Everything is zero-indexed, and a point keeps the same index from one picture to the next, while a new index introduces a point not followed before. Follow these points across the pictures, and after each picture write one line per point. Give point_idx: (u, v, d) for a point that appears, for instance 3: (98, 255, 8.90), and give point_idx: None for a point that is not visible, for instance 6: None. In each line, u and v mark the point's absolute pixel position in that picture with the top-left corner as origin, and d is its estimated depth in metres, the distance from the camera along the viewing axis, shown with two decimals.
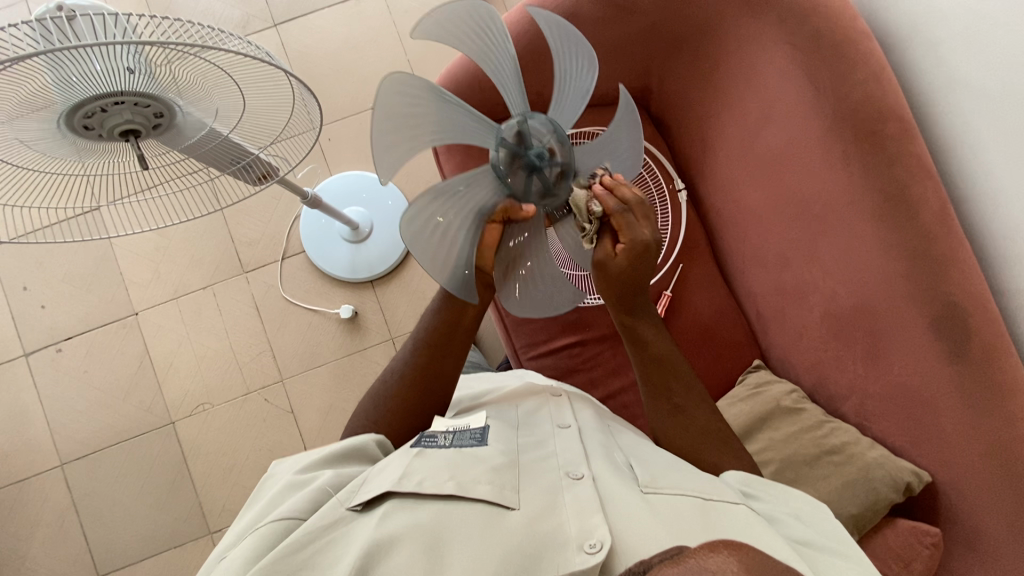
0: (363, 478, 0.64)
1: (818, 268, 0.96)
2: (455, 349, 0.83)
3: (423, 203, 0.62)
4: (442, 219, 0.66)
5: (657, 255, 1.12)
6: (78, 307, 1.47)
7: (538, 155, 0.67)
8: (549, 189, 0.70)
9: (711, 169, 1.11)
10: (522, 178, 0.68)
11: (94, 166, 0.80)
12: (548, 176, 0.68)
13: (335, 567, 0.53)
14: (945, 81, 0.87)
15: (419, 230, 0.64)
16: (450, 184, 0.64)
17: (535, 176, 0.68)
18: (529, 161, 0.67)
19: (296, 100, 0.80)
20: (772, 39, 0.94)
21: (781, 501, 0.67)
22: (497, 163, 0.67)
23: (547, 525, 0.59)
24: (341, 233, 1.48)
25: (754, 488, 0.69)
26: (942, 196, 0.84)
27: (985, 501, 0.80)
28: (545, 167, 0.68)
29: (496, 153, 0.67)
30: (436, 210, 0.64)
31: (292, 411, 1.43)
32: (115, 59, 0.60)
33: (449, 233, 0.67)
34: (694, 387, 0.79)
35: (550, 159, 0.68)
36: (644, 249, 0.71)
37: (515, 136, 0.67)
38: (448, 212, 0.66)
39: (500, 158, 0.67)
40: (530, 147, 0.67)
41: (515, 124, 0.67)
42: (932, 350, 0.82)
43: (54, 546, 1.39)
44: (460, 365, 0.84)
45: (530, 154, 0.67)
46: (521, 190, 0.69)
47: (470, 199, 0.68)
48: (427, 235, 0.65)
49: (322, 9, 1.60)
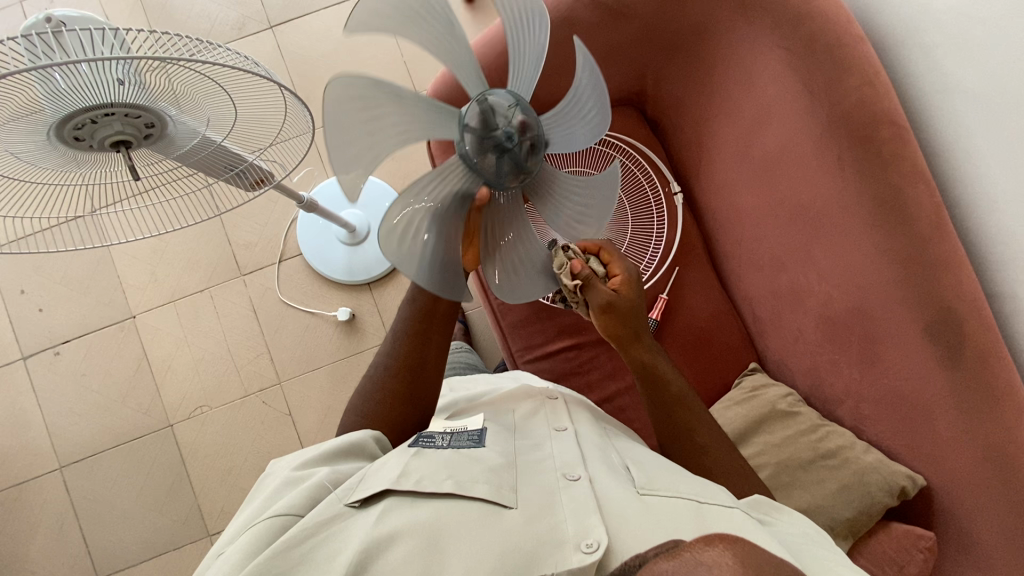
0: (362, 475, 0.64)
1: (813, 272, 0.96)
2: (433, 354, 0.82)
3: (358, 80, 0.54)
4: (376, 114, 0.57)
5: (653, 258, 1.12)
6: (76, 310, 1.48)
7: (507, 139, 0.65)
8: (499, 178, 0.68)
9: (707, 172, 1.11)
10: (477, 146, 0.65)
11: (83, 174, 0.80)
12: (505, 166, 0.67)
13: (332, 562, 0.52)
14: (940, 84, 0.86)
15: (345, 106, 0.54)
16: (395, 88, 0.58)
17: (497, 156, 0.66)
18: (496, 141, 0.65)
19: (287, 105, 0.80)
20: (767, 42, 0.94)
21: (787, 522, 0.68)
22: (468, 115, 0.64)
23: (543, 527, 0.58)
24: (338, 235, 1.48)
25: (763, 512, 0.69)
26: (937, 201, 0.83)
27: (979, 504, 0.80)
28: (514, 156, 0.67)
29: (473, 110, 0.64)
30: (370, 103, 0.56)
31: (290, 413, 1.44)
32: (105, 72, 0.60)
33: (375, 136, 0.58)
34: (712, 425, 0.81)
35: (520, 152, 0.66)
36: (630, 280, 0.84)
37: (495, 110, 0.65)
38: (382, 114, 0.57)
39: (475, 115, 0.64)
40: (503, 128, 0.65)
41: (511, 103, 0.66)
42: (928, 355, 0.82)
43: (53, 548, 1.39)
44: (439, 370, 0.83)
45: (500, 134, 0.65)
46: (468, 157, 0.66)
47: (410, 112, 0.61)
48: (351, 115, 0.54)
49: (317, 11, 1.60)
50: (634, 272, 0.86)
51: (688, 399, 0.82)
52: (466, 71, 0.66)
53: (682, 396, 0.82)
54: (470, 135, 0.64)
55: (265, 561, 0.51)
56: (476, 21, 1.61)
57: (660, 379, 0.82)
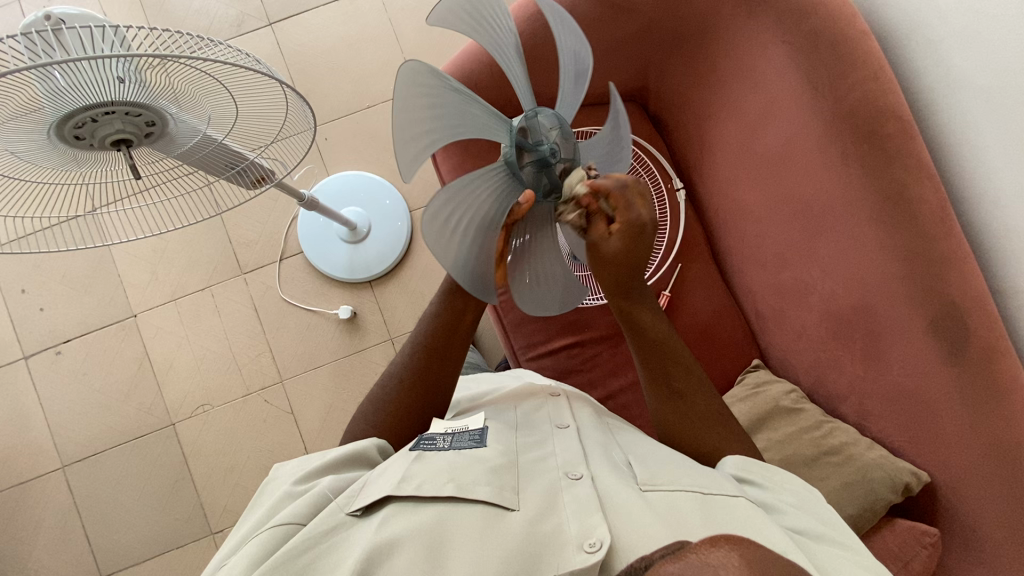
0: (364, 482, 0.64)
1: (817, 269, 0.95)
2: (445, 363, 0.81)
3: (424, 71, 0.56)
4: (433, 104, 0.58)
5: (657, 253, 1.12)
6: (77, 309, 1.47)
7: (550, 152, 0.67)
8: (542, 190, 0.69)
9: (710, 169, 1.11)
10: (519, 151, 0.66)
11: (84, 174, 0.79)
12: (552, 177, 0.69)
13: (337, 571, 0.53)
14: (944, 81, 0.86)
15: (408, 92, 0.56)
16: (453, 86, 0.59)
17: (540, 169, 0.67)
18: (541, 156, 0.67)
19: (289, 104, 0.79)
20: (770, 38, 0.93)
21: (781, 488, 0.66)
22: (514, 123, 0.67)
23: (546, 525, 0.58)
24: (339, 233, 1.47)
25: (751, 471, 0.68)
26: (941, 196, 0.83)
27: (984, 501, 0.80)
28: (552, 169, 0.68)
29: (520, 119, 0.67)
30: (429, 94, 0.57)
31: (292, 411, 1.44)
32: (106, 70, 0.60)
33: (431, 130, 0.59)
34: (694, 372, 0.75)
35: (560, 158, 0.68)
36: (642, 229, 0.64)
37: (531, 127, 0.67)
38: (438, 107, 0.59)
39: (518, 129, 0.66)
40: (542, 142, 0.67)
41: (554, 122, 0.68)
42: (932, 351, 0.82)
43: (56, 547, 1.39)
44: (454, 380, 0.82)
45: (542, 150, 0.67)
46: (507, 162, 0.66)
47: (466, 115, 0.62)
48: (411, 102, 0.56)
49: (316, 7, 1.59)
50: (646, 223, 0.64)
51: (671, 341, 0.75)
52: (514, 74, 0.66)
53: (704, 384, 0.76)
54: (513, 148, 0.66)
55: (267, 574, 0.51)
56: None
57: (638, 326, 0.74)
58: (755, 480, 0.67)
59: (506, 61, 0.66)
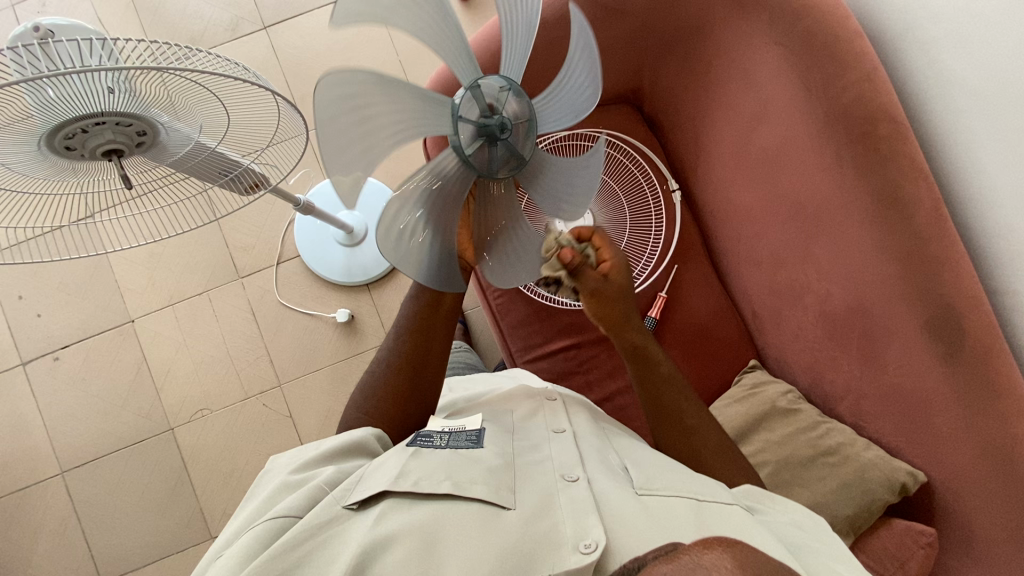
0: (359, 476, 0.64)
1: (812, 270, 0.95)
2: (431, 365, 0.82)
3: None
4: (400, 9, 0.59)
5: (651, 258, 1.12)
6: (74, 315, 1.47)
7: (501, 128, 0.67)
8: (473, 158, 0.68)
9: (705, 170, 1.11)
10: (475, 111, 0.66)
11: (77, 181, 0.79)
12: (497, 152, 0.69)
13: (331, 565, 0.53)
14: (938, 80, 0.86)
15: None
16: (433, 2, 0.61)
17: (486, 139, 0.68)
18: (492, 128, 0.67)
19: (280, 109, 0.79)
20: (762, 39, 0.93)
21: (779, 512, 0.67)
22: (488, 84, 0.66)
23: (542, 525, 0.58)
24: (337, 236, 1.48)
25: (756, 501, 0.69)
26: (937, 196, 0.83)
27: (981, 499, 0.80)
28: (496, 147, 0.69)
29: (494, 85, 0.66)
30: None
31: (291, 415, 1.44)
32: (96, 81, 0.60)
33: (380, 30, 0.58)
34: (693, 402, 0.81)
35: (509, 139, 0.68)
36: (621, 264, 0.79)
37: (497, 96, 0.67)
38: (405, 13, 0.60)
39: (487, 90, 0.66)
40: (500, 115, 0.67)
41: (526, 110, 0.69)
42: (927, 351, 0.82)
43: (56, 553, 1.40)
44: (438, 383, 0.82)
45: (497, 123, 0.67)
46: (456, 113, 0.66)
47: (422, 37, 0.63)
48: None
49: (311, 11, 1.59)
50: (622, 256, 0.79)
51: (677, 377, 0.82)
52: (513, 49, 0.68)
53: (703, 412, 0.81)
54: (474, 104, 0.66)
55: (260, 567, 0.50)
56: (471, 20, 1.60)
57: (651, 360, 0.82)
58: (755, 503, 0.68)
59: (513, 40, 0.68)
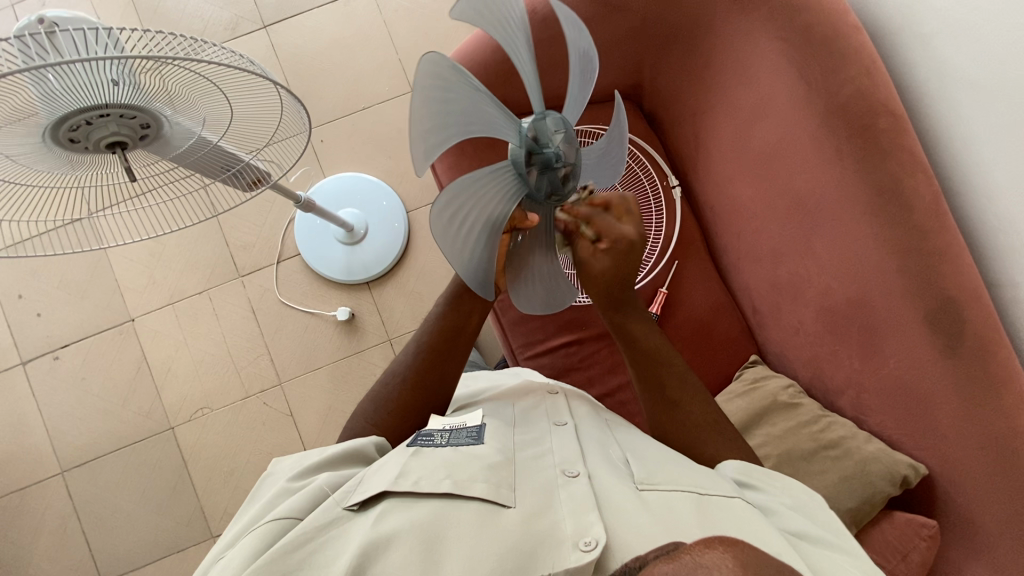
0: (360, 478, 0.64)
1: (812, 264, 0.96)
2: (434, 360, 0.82)
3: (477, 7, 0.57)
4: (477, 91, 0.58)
5: (652, 253, 1.12)
6: (74, 314, 1.47)
7: (555, 157, 0.64)
8: (526, 184, 0.65)
9: (705, 166, 1.11)
10: (533, 136, 0.63)
11: (83, 175, 0.80)
12: (548, 184, 0.65)
13: (331, 565, 0.53)
14: (935, 75, 0.87)
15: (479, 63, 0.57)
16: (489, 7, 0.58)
17: (541, 170, 0.64)
18: (547, 159, 0.63)
19: (284, 105, 0.79)
20: (761, 33, 0.94)
21: (776, 491, 0.67)
22: (550, 120, 0.64)
23: (543, 522, 0.59)
24: (338, 235, 1.47)
25: (750, 475, 0.69)
26: (936, 189, 0.83)
27: (982, 491, 0.80)
28: (548, 179, 0.65)
29: (552, 119, 0.64)
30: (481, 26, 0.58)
31: (291, 413, 1.43)
32: (100, 72, 0.60)
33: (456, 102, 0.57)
34: (688, 382, 0.78)
35: (563, 165, 0.65)
36: (627, 250, 0.70)
37: (554, 132, 0.64)
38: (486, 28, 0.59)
39: (547, 124, 0.64)
40: (553, 146, 0.64)
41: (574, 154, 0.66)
42: (928, 344, 0.82)
43: (55, 553, 1.39)
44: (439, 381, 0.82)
45: (549, 153, 0.63)
46: (519, 130, 0.63)
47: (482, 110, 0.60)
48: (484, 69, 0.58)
49: (311, 10, 1.59)
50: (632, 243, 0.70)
51: (662, 349, 0.79)
52: (517, 53, 0.63)
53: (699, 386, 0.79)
54: (532, 133, 0.63)
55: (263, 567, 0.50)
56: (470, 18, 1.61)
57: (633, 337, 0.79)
58: (755, 483, 0.67)
59: (514, 46, 0.62)
